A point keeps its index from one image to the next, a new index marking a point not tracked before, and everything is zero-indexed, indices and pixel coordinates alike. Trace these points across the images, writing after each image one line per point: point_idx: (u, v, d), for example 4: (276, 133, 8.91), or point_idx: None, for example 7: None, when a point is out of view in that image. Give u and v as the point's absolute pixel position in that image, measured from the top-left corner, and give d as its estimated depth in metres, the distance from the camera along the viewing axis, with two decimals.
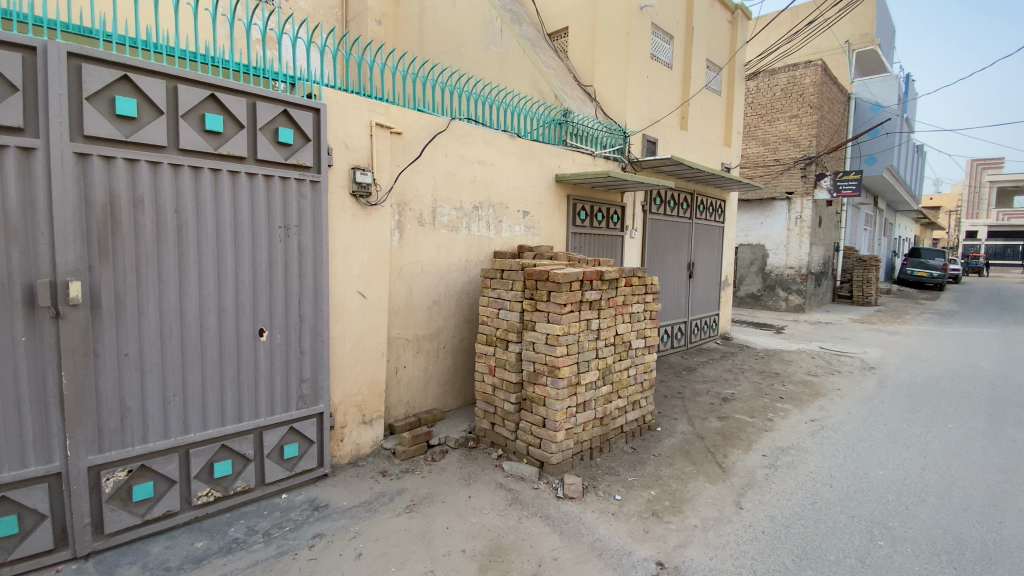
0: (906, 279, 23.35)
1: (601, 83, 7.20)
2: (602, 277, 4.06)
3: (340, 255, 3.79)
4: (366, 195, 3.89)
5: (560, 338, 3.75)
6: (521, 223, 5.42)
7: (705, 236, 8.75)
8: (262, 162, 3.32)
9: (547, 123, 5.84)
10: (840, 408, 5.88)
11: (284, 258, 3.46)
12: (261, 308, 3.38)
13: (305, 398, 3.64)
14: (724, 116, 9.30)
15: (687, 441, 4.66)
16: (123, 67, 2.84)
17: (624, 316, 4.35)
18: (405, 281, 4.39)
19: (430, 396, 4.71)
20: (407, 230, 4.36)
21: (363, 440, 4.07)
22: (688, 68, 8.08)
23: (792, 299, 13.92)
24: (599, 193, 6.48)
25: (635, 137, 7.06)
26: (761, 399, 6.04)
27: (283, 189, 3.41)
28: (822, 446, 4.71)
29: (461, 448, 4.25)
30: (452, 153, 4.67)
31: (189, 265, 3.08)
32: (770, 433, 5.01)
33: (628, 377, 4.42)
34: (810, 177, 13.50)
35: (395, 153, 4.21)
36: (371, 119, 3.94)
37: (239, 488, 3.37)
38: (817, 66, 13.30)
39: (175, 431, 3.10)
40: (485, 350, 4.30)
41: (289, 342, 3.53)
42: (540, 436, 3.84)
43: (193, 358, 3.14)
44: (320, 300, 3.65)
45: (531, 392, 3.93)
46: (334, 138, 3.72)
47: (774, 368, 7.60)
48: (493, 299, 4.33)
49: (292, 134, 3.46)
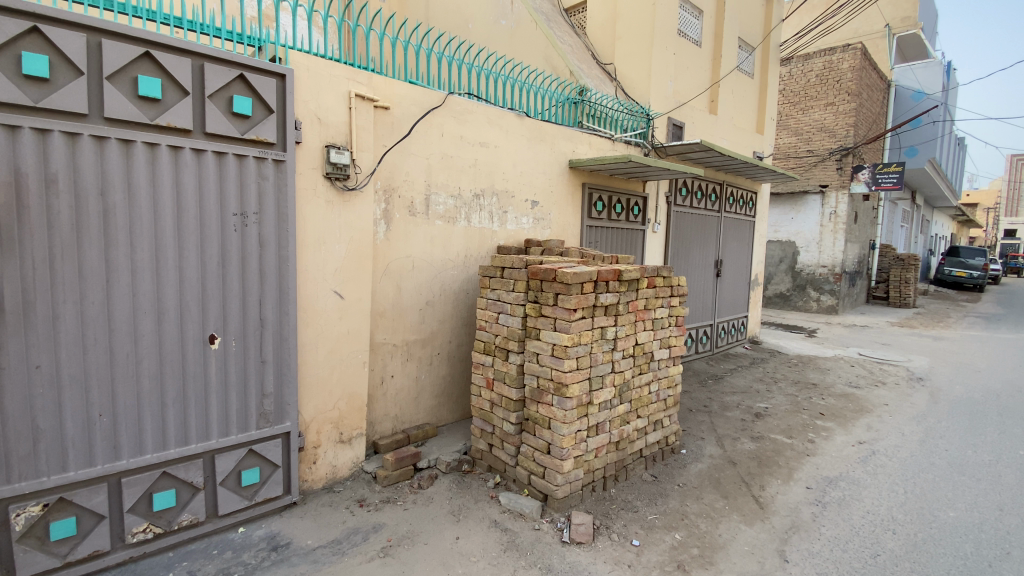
0: (943, 280, 22.05)
1: (622, 61, 6.54)
2: (620, 277, 3.44)
3: (311, 248, 3.22)
4: (343, 177, 3.31)
5: (568, 349, 3.15)
6: (529, 214, 4.81)
7: (734, 230, 8.02)
8: (212, 137, 2.78)
9: (561, 102, 5.19)
10: (891, 428, 5.15)
11: (241, 252, 2.91)
12: (212, 313, 2.85)
13: (268, 416, 3.10)
14: (758, 101, 8.51)
15: (716, 468, 4.02)
16: (31, 16, 2.31)
17: (645, 322, 3.72)
18: (392, 278, 3.81)
19: (422, 409, 4.14)
20: (394, 219, 3.78)
21: (341, 461, 3.52)
22: (718, 47, 7.36)
23: (823, 299, 13.07)
24: (618, 182, 5.82)
25: (659, 120, 6.39)
26: (798, 416, 5.35)
27: (240, 169, 2.86)
28: (877, 478, 4.02)
29: (453, 473, 3.65)
30: (449, 132, 4.08)
31: (119, 258, 2.55)
32: (812, 458, 4.34)
33: (649, 394, 3.81)
34: (847, 170, 12.58)
35: (380, 130, 3.63)
36: (350, 90, 3.35)
37: (185, 522, 2.87)
38: (856, 49, 12.31)
39: (102, 458, 2.60)
40: (483, 360, 3.69)
41: (248, 350, 2.99)
42: (543, 464, 3.26)
43: (124, 372, 2.62)
44: (285, 300, 3.10)
45: (534, 411, 3.34)
46: (304, 110, 3.14)
47: (811, 378, 6.86)
48: (492, 301, 3.72)
49: (251, 104, 2.90)
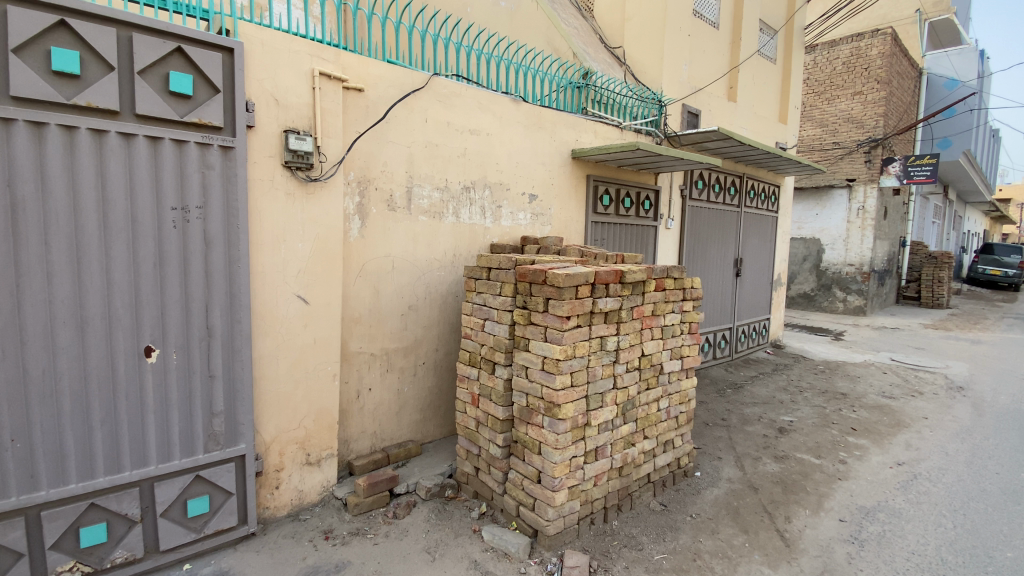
0: (977, 279, 20.92)
1: (632, 43, 6.06)
2: (622, 279, 2.99)
3: (268, 247, 2.83)
4: (306, 167, 2.92)
5: (561, 364, 2.71)
6: (527, 209, 4.37)
7: (756, 226, 7.48)
8: (145, 119, 2.41)
9: (563, 86, 4.73)
10: (933, 446, 4.60)
11: (182, 252, 2.54)
12: (147, 321, 2.48)
13: (218, 438, 2.73)
14: (780, 88, 7.95)
15: (734, 496, 3.54)
16: None
17: (653, 331, 3.27)
18: (368, 281, 3.41)
19: (406, 425, 3.74)
20: (370, 215, 3.38)
21: (308, 485, 3.14)
22: (737, 30, 6.84)
23: (850, 300, 12.39)
24: (627, 174, 5.36)
25: (673, 106, 5.89)
26: (827, 431, 4.83)
27: (179, 157, 2.50)
28: (921, 509, 3.51)
29: (435, 499, 3.24)
30: (434, 117, 3.66)
31: (30, 258, 2.20)
32: (845, 483, 3.84)
33: (658, 411, 3.35)
34: (876, 162, 11.87)
35: (352, 115, 3.23)
36: (314, 67, 2.95)
37: (120, 558, 2.52)
38: (887, 34, 11.59)
39: (17, 490, 2.25)
40: (467, 373, 3.28)
41: (191, 364, 2.62)
42: (533, 495, 2.83)
43: (40, 390, 2.27)
44: (237, 307, 2.72)
45: (524, 434, 2.93)
46: (258, 90, 2.76)
47: (840, 387, 6.30)
48: (477, 306, 3.30)
49: (192, 82, 2.53)
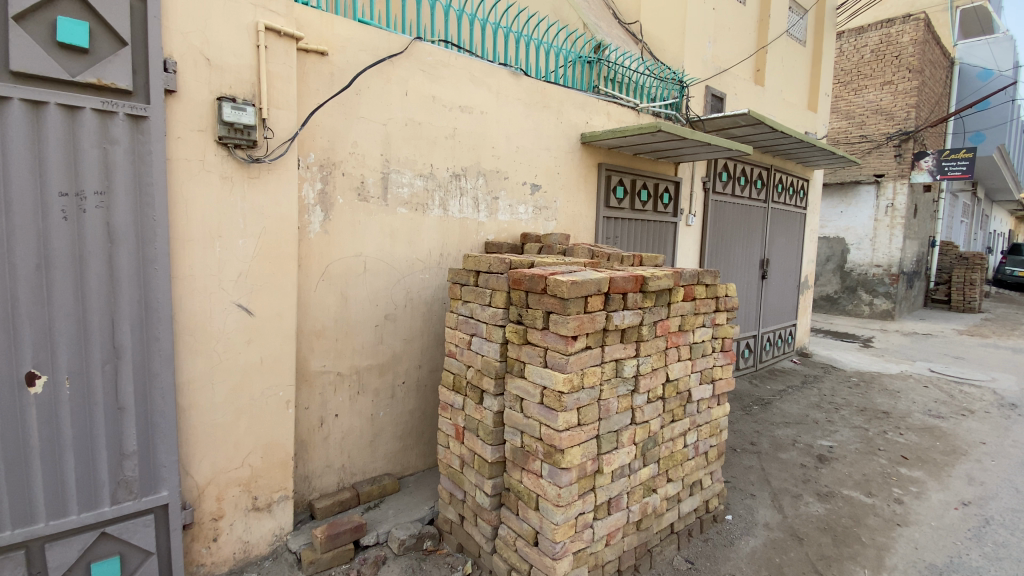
0: (1005, 280, 19.89)
1: (650, 18, 5.41)
2: (643, 287, 2.38)
3: (198, 245, 2.27)
4: (247, 144, 2.34)
5: (565, 397, 2.11)
6: (528, 202, 3.78)
7: (783, 224, 6.82)
8: (23, 78, 1.84)
9: (571, 60, 4.11)
10: (999, 481, 3.93)
11: (76, 250, 1.97)
12: (30, 339, 1.92)
13: (131, 485, 2.17)
14: (810, 73, 7.25)
15: (775, 548, 2.92)
16: None
17: (679, 350, 2.65)
18: (334, 286, 2.83)
19: (382, 455, 3.17)
20: (335, 206, 2.79)
21: (256, 535, 2.57)
22: (767, 5, 6.14)
23: (877, 303, 11.66)
24: (645, 163, 4.73)
25: (695, 88, 5.25)
26: (873, 460, 4.19)
27: (71, 128, 1.93)
28: (1003, 568, 2.86)
29: (410, 554, 2.65)
30: (416, 90, 3.06)
31: None
32: (905, 531, 3.19)
33: (684, 448, 2.75)
34: (906, 157, 11.11)
35: (311, 84, 2.64)
36: (258, 20, 2.36)
37: None
38: (919, 20, 10.82)
39: None
40: (451, 401, 2.69)
41: (92, 392, 2.05)
42: (528, 559, 2.25)
43: None
44: (154, 320, 2.15)
45: (517, 483, 2.34)
46: (183, 46, 2.17)
47: (880, 404, 5.63)
48: (463, 319, 2.70)
49: (90, 31, 1.95)
